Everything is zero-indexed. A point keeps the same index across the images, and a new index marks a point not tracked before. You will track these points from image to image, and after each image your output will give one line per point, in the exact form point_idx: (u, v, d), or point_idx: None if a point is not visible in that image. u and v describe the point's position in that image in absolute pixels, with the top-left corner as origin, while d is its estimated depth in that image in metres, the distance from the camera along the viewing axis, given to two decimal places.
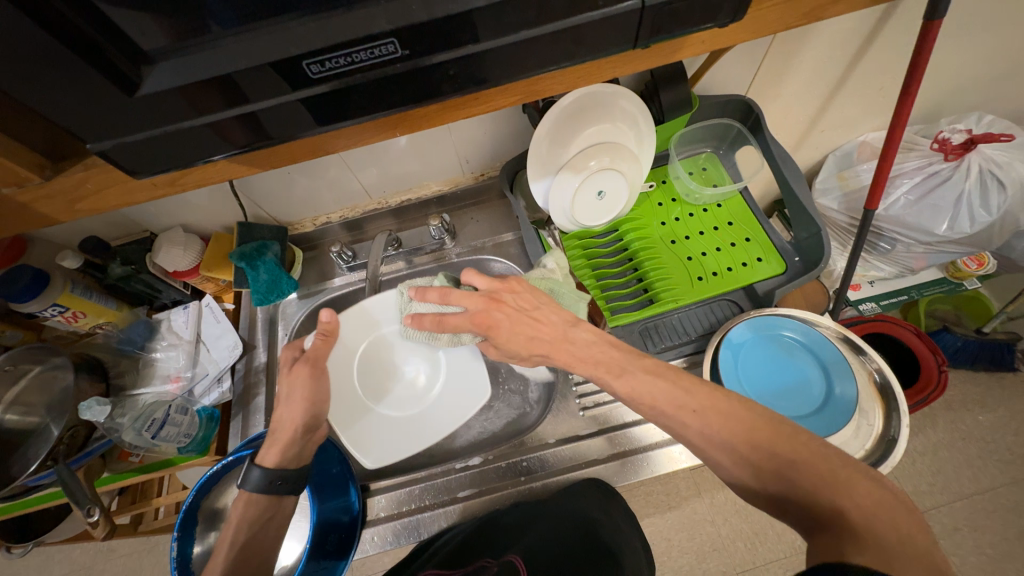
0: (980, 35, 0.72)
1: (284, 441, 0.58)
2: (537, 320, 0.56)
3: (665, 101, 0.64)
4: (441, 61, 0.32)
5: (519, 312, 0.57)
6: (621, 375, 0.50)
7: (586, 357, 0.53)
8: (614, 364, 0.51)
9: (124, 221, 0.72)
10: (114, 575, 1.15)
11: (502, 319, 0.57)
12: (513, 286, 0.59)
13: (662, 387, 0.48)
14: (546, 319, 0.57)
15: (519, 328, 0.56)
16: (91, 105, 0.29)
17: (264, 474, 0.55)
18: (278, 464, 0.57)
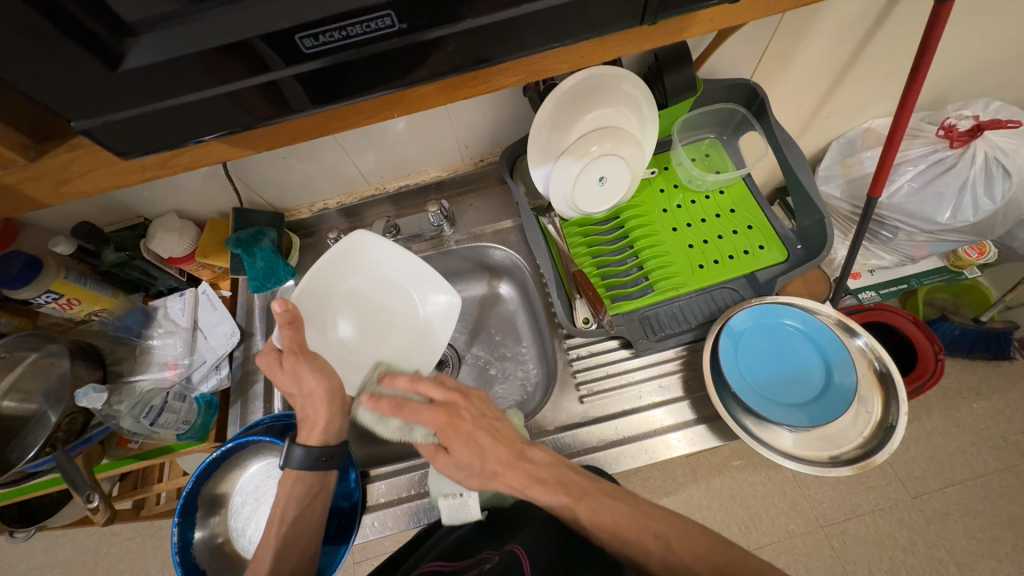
0: (992, 18, 0.71)
1: (322, 423, 0.59)
2: (497, 432, 0.58)
3: (668, 85, 0.63)
4: (439, 36, 0.31)
5: (477, 423, 0.58)
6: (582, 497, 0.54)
7: (547, 477, 0.55)
8: (574, 487, 0.55)
9: (117, 206, 0.70)
10: (118, 558, 1.16)
11: (465, 424, 0.57)
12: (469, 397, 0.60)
13: (621, 510, 0.52)
14: (504, 436, 0.58)
15: (481, 432, 0.57)
16: (72, 80, 0.28)
17: (308, 453, 0.58)
18: (321, 443, 0.60)
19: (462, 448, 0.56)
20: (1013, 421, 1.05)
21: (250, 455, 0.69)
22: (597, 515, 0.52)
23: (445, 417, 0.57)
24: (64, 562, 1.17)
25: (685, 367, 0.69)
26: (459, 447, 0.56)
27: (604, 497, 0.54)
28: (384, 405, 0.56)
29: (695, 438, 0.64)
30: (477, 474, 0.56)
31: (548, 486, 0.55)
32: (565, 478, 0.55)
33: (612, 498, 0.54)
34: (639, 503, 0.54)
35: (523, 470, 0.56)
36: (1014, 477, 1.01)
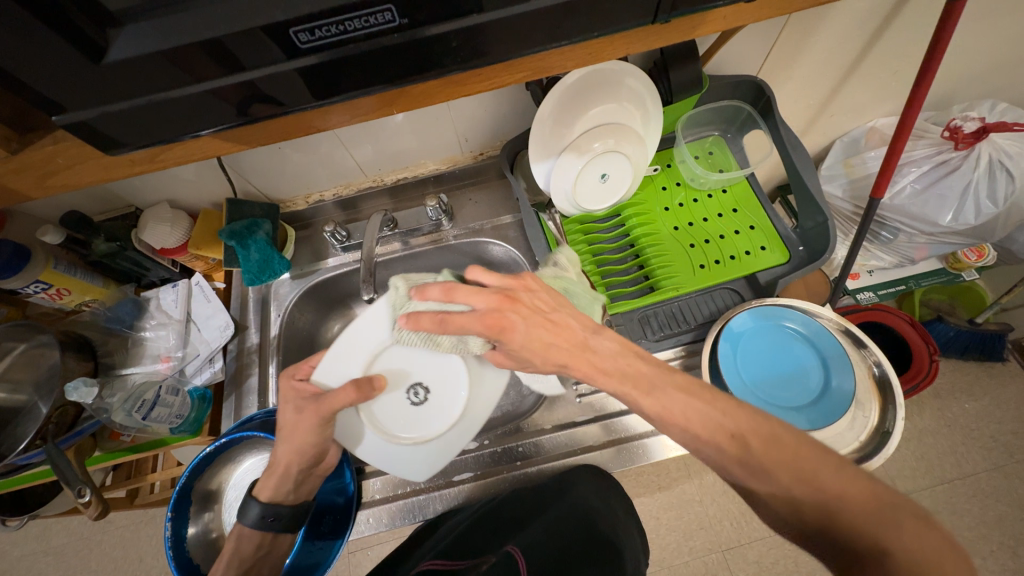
0: (1002, 20, 0.69)
1: (279, 478, 0.57)
2: (555, 324, 0.49)
3: (674, 81, 0.62)
4: (441, 33, 0.30)
5: (537, 313, 0.49)
6: (653, 392, 0.45)
7: (611, 371, 0.47)
8: (643, 381, 0.46)
9: (109, 194, 0.69)
10: (112, 546, 1.16)
11: (518, 321, 0.47)
12: (529, 284, 0.51)
13: (696, 407, 0.43)
14: (565, 324, 0.49)
15: (540, 331, 0.48)
16: (54, 72, 0.26)
17: (261, 510, 0.56)
18: (274, 499, 0.57)
19: (526, 350, 0.48)
20: (1003, 422, 1.07)
21: (244, 450, 0.68)
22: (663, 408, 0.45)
23: (496, 318, 0.47)
24: (58, 548, 1.17)
25: (683, 367, 0.69)
26: (520, 347, 0.48)
27: (676, 393, 0.45)
28: (427, 323, 0.47)
29: None
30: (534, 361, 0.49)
31: (612, 378, 0.47)
32: (632, 371, 0.47)
33: (686, 394, 0.45)
34: (717, 397, 0.44)
35: (588, 362, 0.48)
36: (1002, 476, 1.02)
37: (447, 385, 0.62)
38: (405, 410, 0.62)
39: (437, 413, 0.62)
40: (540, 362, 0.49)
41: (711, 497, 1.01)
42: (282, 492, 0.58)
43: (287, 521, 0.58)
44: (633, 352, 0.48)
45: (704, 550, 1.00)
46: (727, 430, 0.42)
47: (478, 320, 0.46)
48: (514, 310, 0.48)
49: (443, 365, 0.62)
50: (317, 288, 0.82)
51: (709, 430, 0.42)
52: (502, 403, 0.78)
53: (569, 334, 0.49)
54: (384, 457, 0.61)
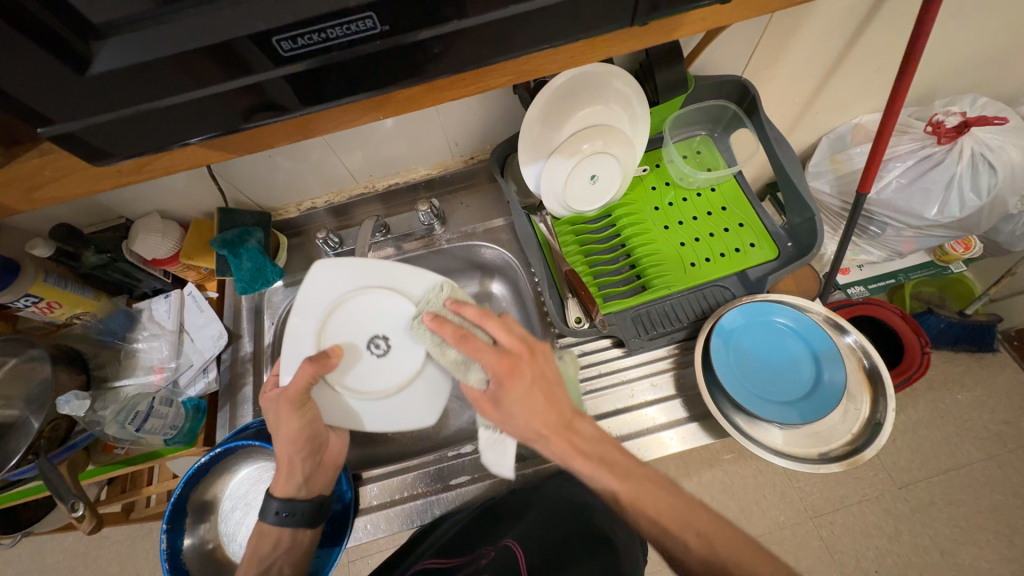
0: (979, 16, 0.71)
1: (287, 474, 0.58)
2: (557, 394, 0.53)
3: (659, 82, 0.63)
4: (423, 39, 0.30)
5: (543, 378, 0.53)
6: (626, 477, 0.50)
7: (591, 453, 0.51)
8: (619, 467, 0.51)
9: (98, 206, 0.68)
10: (108, 561, 1.15)
11: (525, 375, 0.52)
12: (546, 350, 0.55)
13: (666, 499, 0.49)
14: (563, 398, 0.53)
15: (538, 394, 0.52)
16: (37, 85, 0.26)
17: (280, 506, 0.58)
18: (291, 494, 0.59)
19: (516, 403, 0.51)
20: (995, 411, 1.08)
21: (239, 460, 0.68)
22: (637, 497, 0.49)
23: (509, 365, 0.51)
24: (53, 566, 1.16)
25: (677, 365, 0.69)
26: (512, 401, 0.52)
27: (648, 481, 0.50)
28: (449, 330, 0.52)
29: (688, 436, 0.65)
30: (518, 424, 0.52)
31: (588, 462, 0.51)
32: (610, 457, 0.51)
33: (658, 484, 0.50)
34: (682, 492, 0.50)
35: (568, 440, 0.52)
36: (996, 466, 1.03)
37: (405, 327, 0.59)
38: (374, 367, 0.58)
39: (408, 354, 0.59)
40: (520, 421, 0.52)
41: (710, 494, 1.02)
42: (294, 489, 0.59)
43: (304, 515, 0.58)
44: (611, 449, 0.52)
45: None
46: (694, 528, 0.47)
47: (496, 359, 0.51)
48: (526, 365, 0.52)
49: (390, 310, 0.59)
50: None
51: (677, 524, 0.47)
52: None
53: (563, 405, 0.53)
54: (380, 418, 0.58)
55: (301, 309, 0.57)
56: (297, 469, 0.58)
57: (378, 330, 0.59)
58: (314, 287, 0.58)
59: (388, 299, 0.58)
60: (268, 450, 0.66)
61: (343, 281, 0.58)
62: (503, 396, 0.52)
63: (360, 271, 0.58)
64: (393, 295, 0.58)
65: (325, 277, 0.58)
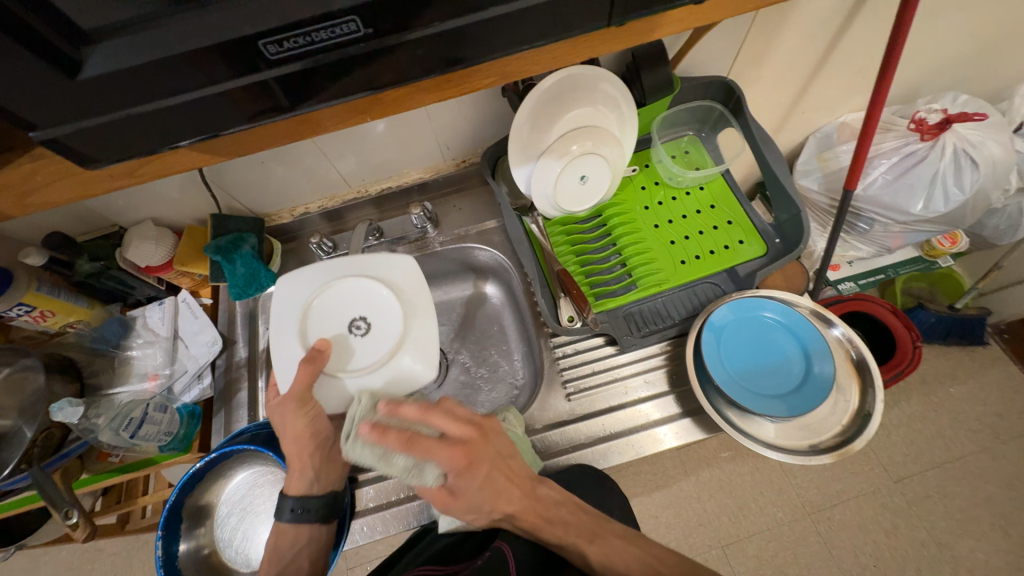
0: (956, 16, 0.73)
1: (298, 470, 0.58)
2: (511, 471, 0.53)
3: (646, 84, 0.64)
4: (406, 41, 0.31)
5: (499, 459, 0.53)
6: (593, 540, 0.53)
7: (552, 517, 0.54)
8: (584, 528, 0.54)
9: (91, 214, 0.69)
10: (103, 574, 1.14)
11: (484, 463, 0.51)
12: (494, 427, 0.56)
13: (632, 552, 0.51)
14: (517, 473, 0.54)
15: (497, 474, 0.52)
16: (27, 92, 0.27)
17: (295, 504, 0.58)
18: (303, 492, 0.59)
19: (477, 494, 0.50)
20: (988, 404, 1.09)
21: (235, 465, 0.68)
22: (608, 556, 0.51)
23: (466, 456, 0.49)
24: None
25: (669, 362, 0.70)
26: (476, 489, 0.50)
27: (614, 539, 0.53)
28: (393, 439, 0.46)
29: (681, 432, 0.65)
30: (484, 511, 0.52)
31: (554, 526, 0.54)
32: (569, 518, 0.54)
33: (621, 540, 0.53)
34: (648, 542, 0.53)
35: (532, 510, 0.54)
36: (990, 458, 1.04)
37: (380, 301, 0.61)
38: (360, 345, 0.58)
39: (388, 321, 0.59)
40: (484, 507, 0.52)
41: (709, 492, 1.02)
42: (308, 488, 0.60)
43: (318, 511, 0.59)
44: (578, 512, 0.55)
45: (704, 546, 1.00)
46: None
47: (451, 454, 0.48)
48: (481, 452, 0.51)
49: (361, 291, 0.61)
50: None
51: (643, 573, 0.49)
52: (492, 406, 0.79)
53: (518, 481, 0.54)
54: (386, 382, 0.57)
55: (278, 321, 0.60)
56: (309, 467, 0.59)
57: (358, 312, 0.60)
58: (282, 304, 0.61)
59: (356, 284, 0.61)
60: (265, 454, 0.66)
61: (311, 283, 0.62)
62: (464, 488, 0.50)
63: (324, 271, 0.63)
64: (359, 280, 0.62)
65: (291, 289, 0.61)
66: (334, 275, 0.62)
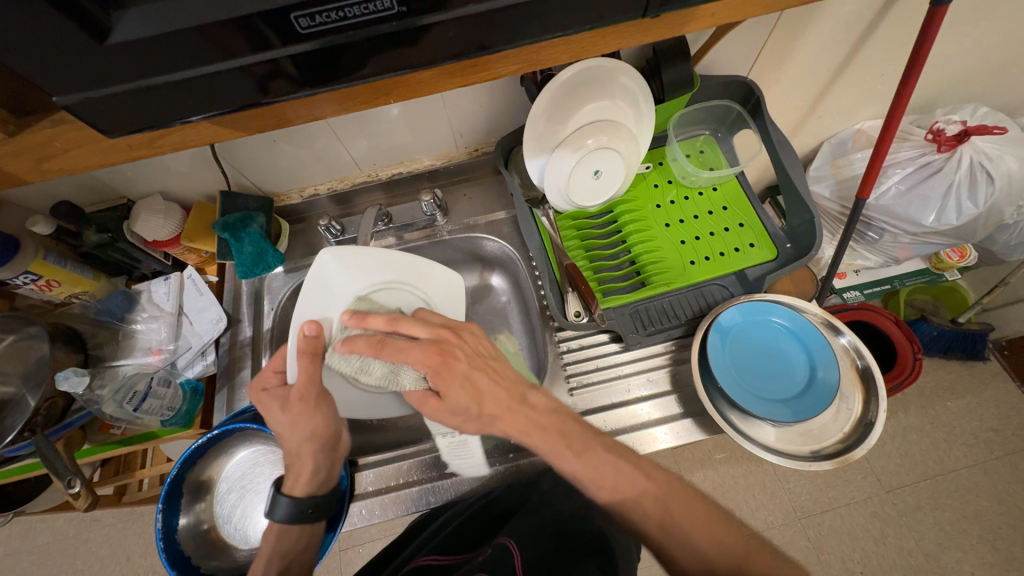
0: (983, 26, 0.72)
1: (306, 472, 0.57)
2: (495, 369, 0.56)
3: (666, 80, 0.63)
4: (437, 22, 0.30)
5: (476, 356, 0.56)
6: (583, 453, 0.51)
7: (546, 425, 0.53)
8: (577, 442, 0.52)
9: (101, 185, 0.68)
10: (98, 544, 1.15)
11: (461, 359, 0.53)
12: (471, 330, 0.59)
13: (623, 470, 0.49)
14: (503, 374, 0.56)
15: (480, 373, 0.54)
16: (51, 53, 0.26)
17: (295, 505, 0.57)
18: (307, 493, 0.58)
19: (458, 391, 0.52)
20: (984, 419, 1.09)
21: (236, 442, 0.69)
22: (597, 472, 0.49)
23: (439, 354, 0.52)
24: (43, 547, 1.16)
25: (673, 361, 0.70)
26: (456, 389, 0.52)
27: (604, 454, 0.50)
28: (364, 344, 0.52)
29: (681, 432, 0.66)
30: (474, 418, 0.54)
31: (548, 434, 0.52)
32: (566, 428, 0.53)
33: (612, 454, 0.51)
34: (647, 467, 0.50)
35: (524, 415, 0.54)
36: (982, 472, 1.05)
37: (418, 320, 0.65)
38: None
39: None
40: (467, 409, 0.53)
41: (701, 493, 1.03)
42: (315, 483, 0.58)
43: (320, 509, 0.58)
44: (565, 420, 0.54)
45: None
46: (650, 495, 0.48)
47: (424, 352, 0.52)
48: (455, 347, 0.54)
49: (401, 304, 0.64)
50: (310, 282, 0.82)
51: (633, 494, 0.48)
52: None
53: (506, 385, 0.55)
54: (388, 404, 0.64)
55: (321, 296, 0.59)
56: (319, 464, 0.58)
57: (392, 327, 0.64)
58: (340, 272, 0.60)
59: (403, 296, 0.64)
60: (266, 433, 0.66)
61: (367, 272, 0.62)
62: (443, 386, 0.52)
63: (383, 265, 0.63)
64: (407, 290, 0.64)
65: (345, 267, 0.60)
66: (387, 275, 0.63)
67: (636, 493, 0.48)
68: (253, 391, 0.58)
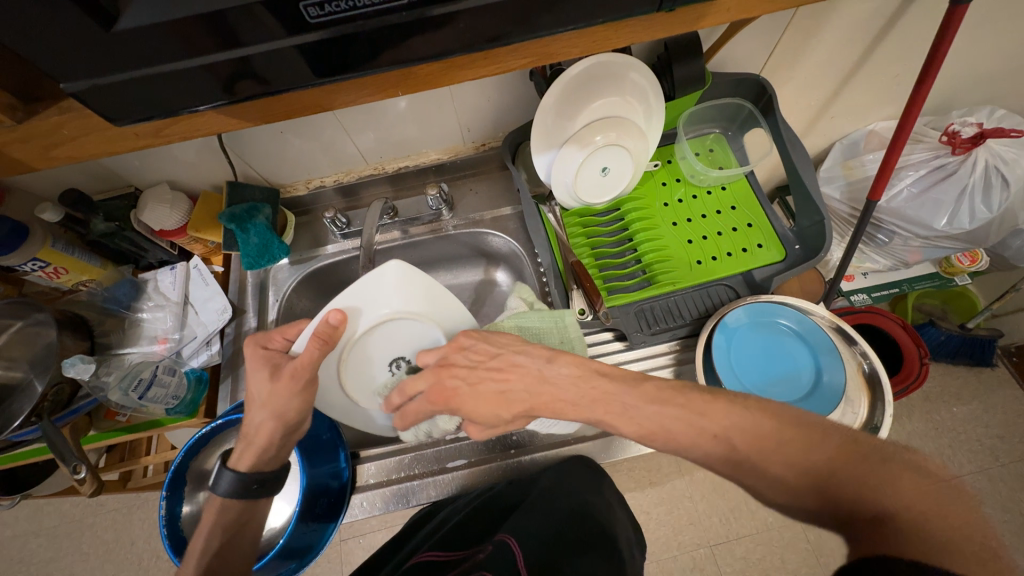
0: (1004, 26, 0.70)
1: (259, 448, 0.55)
2: (500, 371, 0.52)
3: (677, 76, 0.62)
4: (448, 13, 0.30)
5: (473, 370, 0.52)
6: (626, 412, 0.47)
7: (579, 399, 0.49)
8: (613, 403, 0.47)
9: (109, 173, 0.68)
10: (103, 528, 1.16)
11: (457, 386, 0.52)
12: (461, 344, 0.54)
13: (672, 416, 0.45)
14: (508, 368, 0.52)
15: (485, 388, 0.51)
16: (57, 38, 0.26)
17: (239, 479, 0.54)
18: (255, 469, 0.55)
19: (474, 409, 0.51)
20: (990, 426, 1.08)
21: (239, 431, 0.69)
22: (641, 425, 0.46)
23: (441, 395, 0.52)
24: (49, 530, 1.17)
25: (677, 361, 0.69)
26: (466, 407, 0.52)
27: (649, 406, 0.46)
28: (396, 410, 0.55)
29: None
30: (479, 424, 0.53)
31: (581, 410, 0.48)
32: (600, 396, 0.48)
33: (659, 404, 0.46)
34: (697, 401, 0.44)
35: (550, 399, 0.50)
36: (987, 479, 1.04)
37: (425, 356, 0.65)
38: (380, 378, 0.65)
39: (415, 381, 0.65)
40: (478, 413, 0.51)
41: (701, 493, 1.03)
42: (263, 462, 0.56)
43: (270, 487, 0.56)
44: (593, 390, 0.49)
45: (693, 544, 1.01)
46: (709, 432, 0.43)
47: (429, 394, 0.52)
48: (456, 375, 0.52)
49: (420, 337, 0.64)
50: (315, 274, 0.83)
51: (688, 439, 0.44)
52: None
53: (508, 389, 0.51)
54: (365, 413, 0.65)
55: (363, 299, 0.58)
56: (272, 445, 0.55)
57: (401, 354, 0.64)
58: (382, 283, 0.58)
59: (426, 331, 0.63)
60: None
61: (403, 299, 0.60)
62: (460, 404, 0.52)
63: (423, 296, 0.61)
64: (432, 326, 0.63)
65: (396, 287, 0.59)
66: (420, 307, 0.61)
67: (688, 436, 0.44)
68: (253, 346, 0.57)
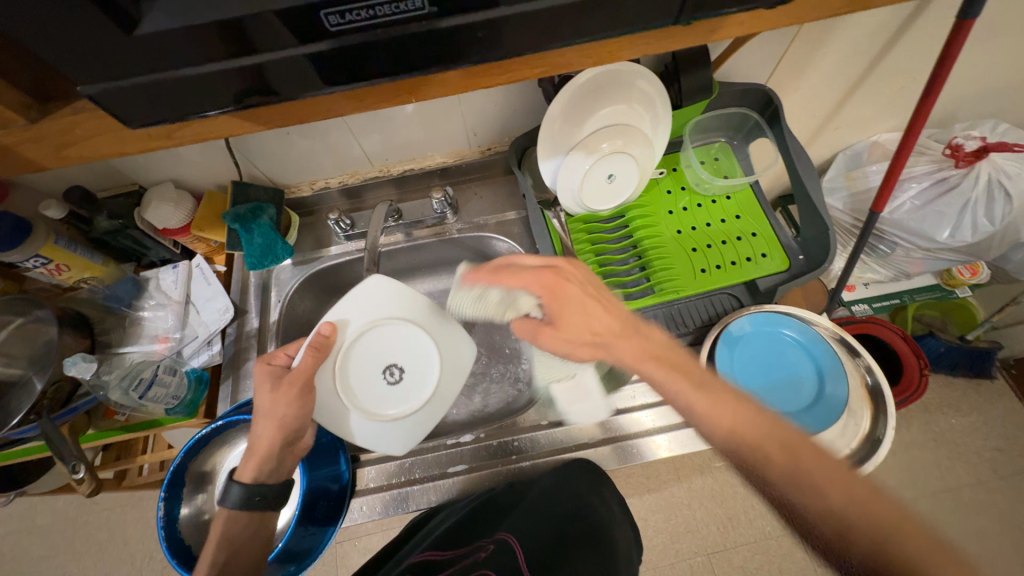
0: (1008, 42, 0.71)
1: (259, 457, 0.55)
2: (591, 314, 0.52)
3: (684, 85, 0.62)
4: (468, 23, 0.30)
5: (585, 294, 0.52)
6: (701, 385, 0.48)
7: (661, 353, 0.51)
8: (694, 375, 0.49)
9: (113, 171, 0.68)
10: (96, 527, 1.16)
11: (571, 293, 0.52)
12: (572, 266, 0.55)
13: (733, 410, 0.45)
14: (597, 314, 0.52)
15: (594, 303, 0.52)
16: (79, 41, 0.26)
17: (244, 490, 0.54)
18: (256, 480, 0.56)
19: (575, 319, 0.51)
20: (988, 438, 1.08)
21: (239, 433, 0.68)
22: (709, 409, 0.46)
23: (549, 286, 0.52)
24: (43, 528, 1.16)
25: None
26: (575, 321, 0.51)
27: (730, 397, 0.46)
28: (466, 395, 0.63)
29: (685, 440, 0.66)
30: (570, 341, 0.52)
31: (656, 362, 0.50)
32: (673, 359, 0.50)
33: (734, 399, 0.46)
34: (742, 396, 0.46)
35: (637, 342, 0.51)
36: (985, 491, 1.04)
37: (424, 361, 0.59)
38: (381, 393, 0.58)
39: (418, 388, 0.59)
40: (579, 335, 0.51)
41: (699, 501, 1.03)
42: (264, 472, 0.56)
43: (272, 499, 0.56)
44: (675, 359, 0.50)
45: (690, 552, 1.01)
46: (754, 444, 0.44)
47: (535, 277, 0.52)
48: (569, 286, 0.52)
49: (411, 342, 0.59)
50: (319, 275, 0.82)
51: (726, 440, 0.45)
52: (499, 398, 0.77)
53: (598, 337, 0.51)
54: (364, 431, 0.57)
55: (352, 309, 0.58)
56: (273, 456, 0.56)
57: (395, 362, 0.59)
58: (368, 289, 0.59)
59: (415, 333, 0.59)
60: None
61: (384, 303, 0.59)
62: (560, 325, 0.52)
63: (415, 308, 0.60)
64: (419, 328, 0.59)
65: (385, 296, 0.59)
66: (405, 308, 0.59)
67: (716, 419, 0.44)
68: (258, 364, 0.57)
